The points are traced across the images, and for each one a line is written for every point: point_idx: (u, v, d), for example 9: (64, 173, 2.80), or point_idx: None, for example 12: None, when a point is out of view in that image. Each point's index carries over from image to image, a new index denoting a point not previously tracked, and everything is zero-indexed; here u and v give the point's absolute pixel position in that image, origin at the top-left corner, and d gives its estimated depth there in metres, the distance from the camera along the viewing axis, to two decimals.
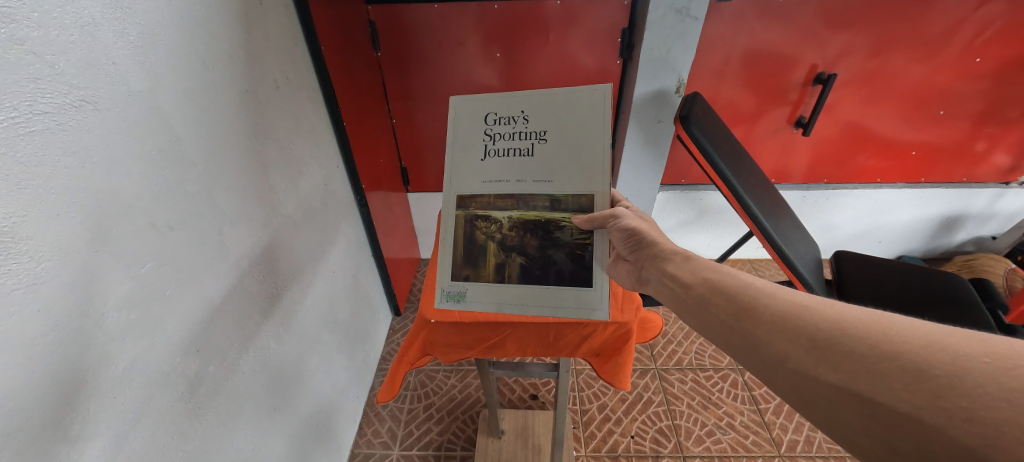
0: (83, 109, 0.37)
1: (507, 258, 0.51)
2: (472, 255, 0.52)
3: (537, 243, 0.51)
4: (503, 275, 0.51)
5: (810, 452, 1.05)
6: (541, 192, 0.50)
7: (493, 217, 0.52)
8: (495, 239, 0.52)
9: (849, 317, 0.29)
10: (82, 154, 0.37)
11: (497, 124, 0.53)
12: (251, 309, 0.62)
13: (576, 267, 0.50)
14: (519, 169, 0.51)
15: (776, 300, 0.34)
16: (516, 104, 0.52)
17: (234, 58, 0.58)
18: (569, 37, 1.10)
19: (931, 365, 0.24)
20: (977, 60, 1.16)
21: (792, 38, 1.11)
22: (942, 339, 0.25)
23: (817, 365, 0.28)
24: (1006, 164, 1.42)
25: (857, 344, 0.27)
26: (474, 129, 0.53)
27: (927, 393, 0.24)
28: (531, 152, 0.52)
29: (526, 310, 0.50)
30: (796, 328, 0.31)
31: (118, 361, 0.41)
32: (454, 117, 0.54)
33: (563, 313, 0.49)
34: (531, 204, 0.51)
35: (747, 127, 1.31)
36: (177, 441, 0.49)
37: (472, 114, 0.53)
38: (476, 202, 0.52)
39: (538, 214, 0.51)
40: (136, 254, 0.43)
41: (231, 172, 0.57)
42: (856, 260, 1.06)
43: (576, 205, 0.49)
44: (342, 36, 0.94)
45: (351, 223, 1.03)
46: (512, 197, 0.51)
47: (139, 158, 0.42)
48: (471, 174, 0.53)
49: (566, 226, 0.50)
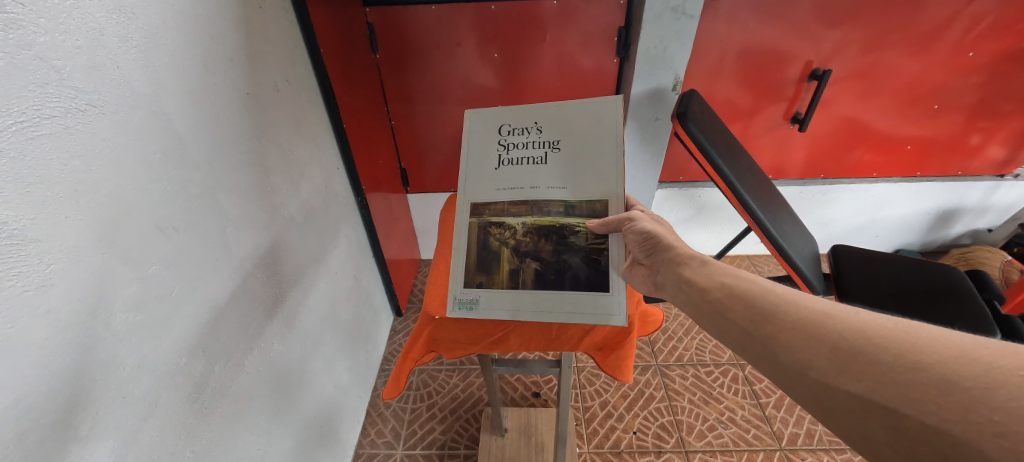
0: (88, 113, 0.37)
1: (522, 264, 0.52)
2: (485, 261, 0.52)
3: (552, 248, 0.51)
4: (517, 281, 0.51)
5: (811, 445, 1.06)
6: (555, 199, 0.52)
7: (507, 224, 0.53)
8: (508, 245, 0.52)
9: (873, 324, 0.29)
10: (88, 157, 0.37)
11: (511, 135, 0.55)
12: (254, 309, 0.63)
13: (592, 271, 0.50)
14: (531, 176, 0.53)
15: (795, 306, 0.33)
16: (529, 116, 0.55)
17: (236, 62, 0.59)
18: (565, 37, 1.11)
19: (962, 377, 0.24)
20: (970, 54, 1.17)
21: (787, 35, 1.12)
22: (973, 351, 0.25)
23: (840, 375, 0.28)
24: (1000, 157, 1.43)
25: (882, 354, 0.27)
26: (488, 139, 0.55)
27: (956, 406, 0.23)
28: (544, 160, 0.54)
29: (542, 317, 0.50)
30: (818, 336, 0.30)
31: (127, 362, 0.41)
32: (469, 130, 0.56)
33: (578, 318, 0.48)
34: (545, 209, 0.52)
35: (743, 124, 1.32)
36: (185, 441, 0.49)
37: (485, 125, 0.56)
38: (490, 210, 0.53)
39: (552, 219, 0.52)
40: (141, 256, 0.43)
41: (233, 174, 0.58)
42: (853, 253, 1.07)
43: (590, 210, 0.51)
44: (340, 39, 0.94)
45: (352, 224, 1.04)
46: (526, 203, 0.53)
47: (142, 161, 0.43)
48: (484, 182, 0.54)
49: (581, 231, 0.51)
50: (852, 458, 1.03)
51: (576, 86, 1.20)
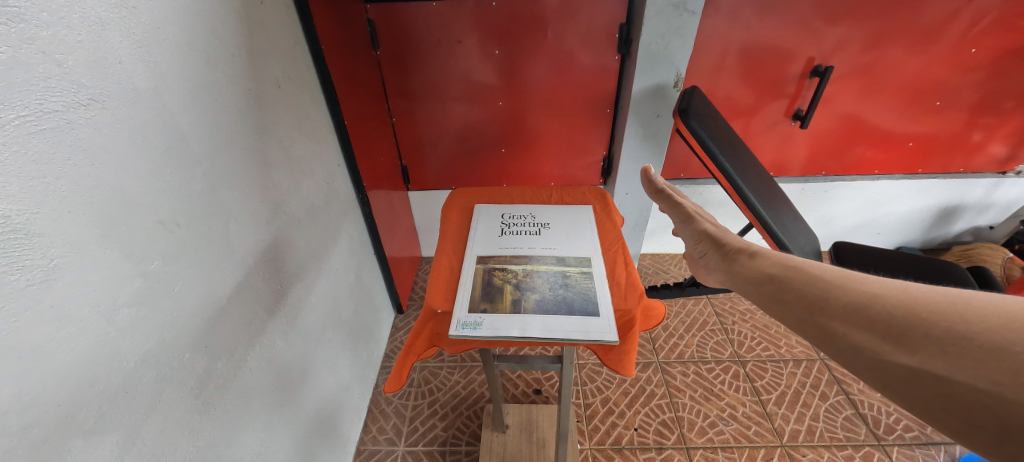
0: (91, 108, 0.37)
1: (523, 295, 0.51)
2: (490, 292, 0.51)
3: (549, 286, 0.52)
4: (518, 308, 0.49)
5: (812, 442, 1.06)
6: (548, 254, 0.58)
7: (509, 269, 0.55)
8: (511, 283, 0.53)
9: (918, 298, 0.29)
10: (91, 151, 0.37)
11: (511, 220, 0.67)
12: (256, 306, 0.63)
13: (585, 301, 0.50)
14: (529, 240, 0.62)
15: (839, 285, 0.34)
16: (525, 210, 0.70)
17: (237, 58, 0.59)
18: (567, 34, 1.10)
19: (1010, 344, 0.24)
20: (972, 50, 1.17)
21: (789, 32, 1.11)
22: (1015, 318, 0.26)
23: (892, 348, 0.28)
24: (1002, 154, 1.43)
25: (932, 327, 0.28)
26: (492, 222, 0.67)
27: (1010, 371, 0.24)
28: (537, 232, 0.64)
29: (548, 335, 0.45)
30: (866, 313, 0.31)
31: (131, 357, 0.41)
32: (476, 217, 0.68)
33: (575, 337, 0.45)
34: (541, 261, 0.57)
35: (745, 121, 1.31)
36: (188, 437, 0.49)
37: (490, 215, 0.69)
38: (494, 260, 0.58)
39: (547, 267, 0.56)
40: (143, 251, 0.43)
41: (234, 170, 0.58)
42: (855, 250, 1.07)
43: (578, 263, 0.57)
44: (341, 35, 0.94)
45: (353, 221, 1.04)
46: (525, 257, 0.58)
47: (144, 156, 0.43)
48: (489, 243, 0.61)
49: (572, 275, 0.54)
50: (852, 455, 1.03)
51: (577, 83, 1.20)
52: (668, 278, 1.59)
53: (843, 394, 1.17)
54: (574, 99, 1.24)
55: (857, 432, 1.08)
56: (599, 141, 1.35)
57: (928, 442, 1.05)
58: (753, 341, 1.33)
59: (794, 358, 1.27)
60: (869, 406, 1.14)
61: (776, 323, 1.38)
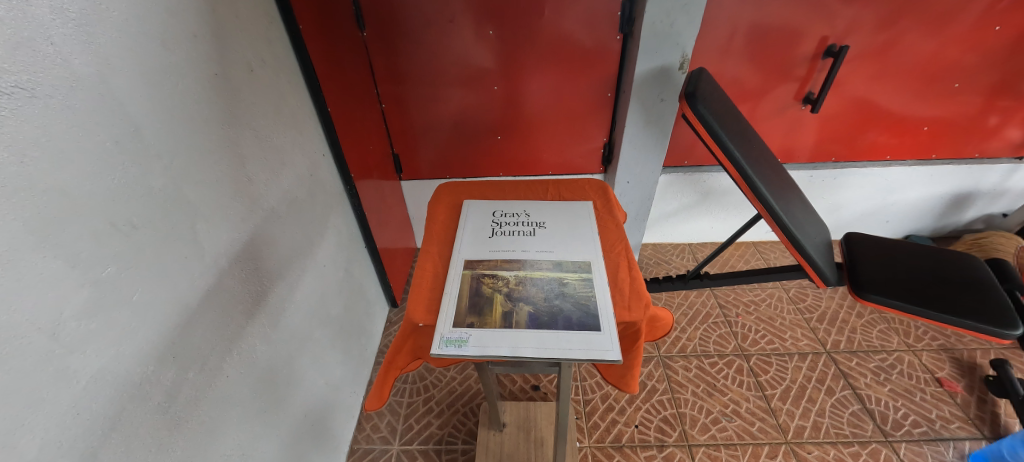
0: (17, 97, 0.32)
1: (514, 306, 0.46)
2: (478, 304, 0.47)
3: (544, 295, 0.48)
4: (510, 322, 0.45)
5: (817, 438, 1.04)
6: (544, 258, 0.54)
7: (500, 276, 0.51)
8: (502, 292, 0.49)
9: None
10: (19, 148, 0.32)
11: (503, 217, 0.63)
12: (232, 309, 0.59)
13: (585, 313, 0.45)
14: (522, 242, 0.57)
15: None
16: (519, 207, 0.65)
17: (199, 40, 0.53)
18: (565, 11, 1.03)
19: None
20: (996, 28, 1.10)
21: (803, 9, 1.04)
22: None
23: None
24: (1019, 139, 1.37)
25: None
26: (483, 219, 0.62)
27: None
28: (532, 233, 0.59)
29: (542, 354, 0.41)
30: None
31: (81, 376, 0.37)
32: (466, 213, 0.64)
33: (572, 355, 0.41)
34: (536, 266, 0.53)
35: (751, 105, 1.25)
36: (156, 454, 0.45)
37: (482, 212, 0.64)
38: (483, 265, 0.53)
39: (542, 273, 0.52)
40: (92, 257, 0.38)
41: (200, 164, 0.53)
42: (867, 240, 1.02)
43: (576, 268, 0.52)
44: (321, 15, 0.87)
45: (341, 214, 0.99)
46: (518, 261, 0.54)
47: (90, 151, 0.38)
48: (479, 245, 0.57)
49: (569, 282, 0.50)
50: (859, 452, 1.01)
51: (575, 64, 1.13)
52: (669, 269, 1.56)
53: (850, 389, 1.15)
54: (574, 83, 1.18)
55: (864, 428, 1.06)
56: (600, 128, 1.29)
57: (937, 438, 1.03)
58: (757, 334, 1.30)
59: (800, 351, 1.25)
60: (876, 400, 1.12)
61: (781, 315, 1.36)
